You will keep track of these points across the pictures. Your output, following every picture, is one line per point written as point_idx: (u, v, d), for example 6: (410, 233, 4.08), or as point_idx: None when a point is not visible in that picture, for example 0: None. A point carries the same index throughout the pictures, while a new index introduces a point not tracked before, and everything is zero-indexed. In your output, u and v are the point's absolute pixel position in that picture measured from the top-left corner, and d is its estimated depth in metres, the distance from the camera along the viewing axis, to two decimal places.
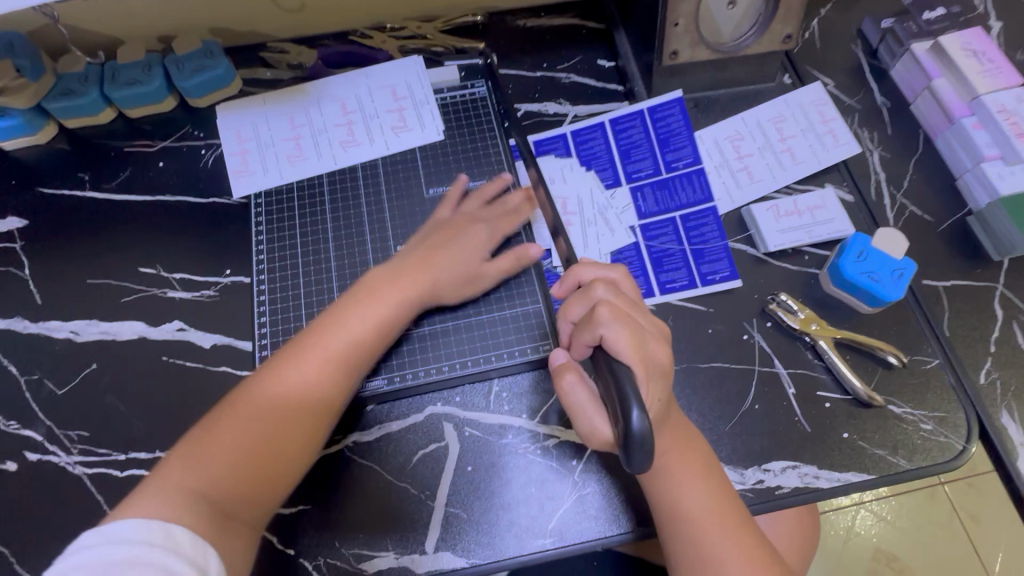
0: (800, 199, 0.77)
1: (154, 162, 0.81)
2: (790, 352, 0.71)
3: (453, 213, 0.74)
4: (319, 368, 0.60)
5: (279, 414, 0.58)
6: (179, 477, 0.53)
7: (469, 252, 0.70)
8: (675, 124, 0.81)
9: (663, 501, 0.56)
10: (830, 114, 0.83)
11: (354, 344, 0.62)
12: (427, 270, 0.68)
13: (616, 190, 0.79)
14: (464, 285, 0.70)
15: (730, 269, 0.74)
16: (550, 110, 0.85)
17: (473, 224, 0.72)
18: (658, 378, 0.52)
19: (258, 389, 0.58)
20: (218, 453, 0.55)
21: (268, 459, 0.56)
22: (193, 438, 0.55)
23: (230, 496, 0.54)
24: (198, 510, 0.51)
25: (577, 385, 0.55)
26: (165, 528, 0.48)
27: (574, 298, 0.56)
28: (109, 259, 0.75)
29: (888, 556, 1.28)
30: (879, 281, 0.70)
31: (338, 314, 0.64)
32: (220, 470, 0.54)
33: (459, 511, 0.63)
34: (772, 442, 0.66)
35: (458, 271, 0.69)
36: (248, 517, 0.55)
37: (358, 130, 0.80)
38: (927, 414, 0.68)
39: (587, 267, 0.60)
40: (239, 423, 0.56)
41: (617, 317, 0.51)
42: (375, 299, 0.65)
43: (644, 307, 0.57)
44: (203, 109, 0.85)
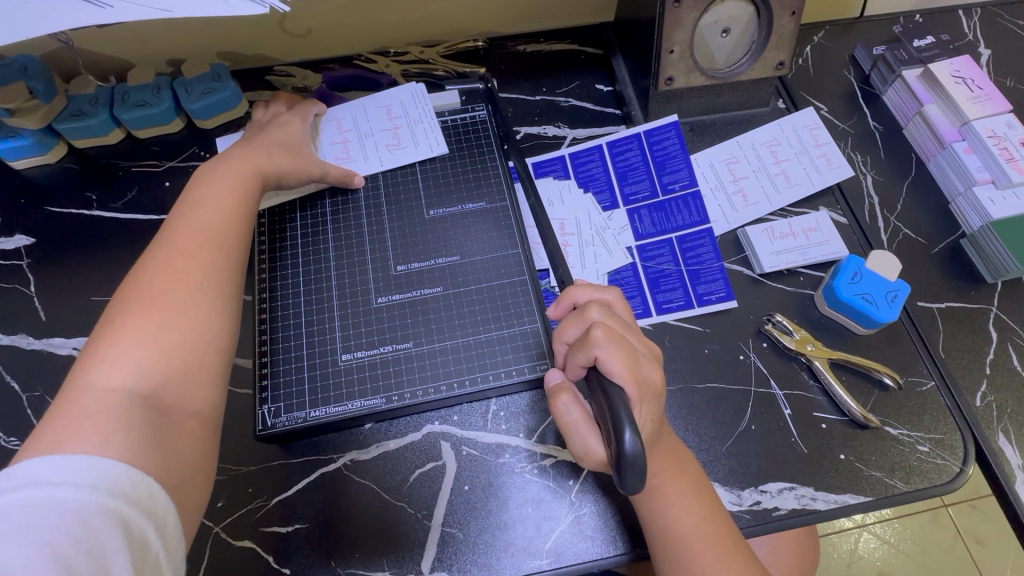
0: (795, 221, 0.78)
1: (161, 181, 0.83)
2: (786, 372, 0.71)
3: (262, 115, 0.78)
4: (204, 237, 0.58)
5: (176, 293, 0.53)
6: (96, 387, 0.46)
7: (287, 137, 0.75)
8: (671, 147, 0.82)
9: (655, 523, 0.56)
10: (823, 138, 0.85)
11: (230, 215, 0.62)
12: (249, 156, 0.68)
13: (613, 212, 0.80)
14: (295, 159, 0.73)
15: (726, 290, 0.75)
16: (549, 133, 0.87)
17: (276, 116, 0.78)
18: (651, 399, 0.52)
19: (143, 281, 0.53)
20: (126, 349, 0.49)
21: (195, 331, 0.52)
22: (90, 355, 0.49)
23: (167, 386, 0.49)
24: (134, 406, 0.46)
25: (571, 405, 0.55)
26: (102, 464, 0.41)
27: (570, 319, 0.57)
28: (113, 277, 0.77)
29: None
30: (873, 304, 0.70)
31: (190, 205, 0.61)
32: (137, 363, 0.48)
33: (455, 531, 0.63)
34: (768, 463, 0.67)
35: (281, 148, 0.72)
36: (194, 407, 0.51)
37: (353, 148, 0.81)
38: (923, 436, 0.68)
39: (583, 288, 0.61)
40: (141, 314, 0.51)
41: (612, 338, 0.52)
42: (214, 186, 0.63)
43: (637, 329, 0.57)
44: (210, 130, 0.87)
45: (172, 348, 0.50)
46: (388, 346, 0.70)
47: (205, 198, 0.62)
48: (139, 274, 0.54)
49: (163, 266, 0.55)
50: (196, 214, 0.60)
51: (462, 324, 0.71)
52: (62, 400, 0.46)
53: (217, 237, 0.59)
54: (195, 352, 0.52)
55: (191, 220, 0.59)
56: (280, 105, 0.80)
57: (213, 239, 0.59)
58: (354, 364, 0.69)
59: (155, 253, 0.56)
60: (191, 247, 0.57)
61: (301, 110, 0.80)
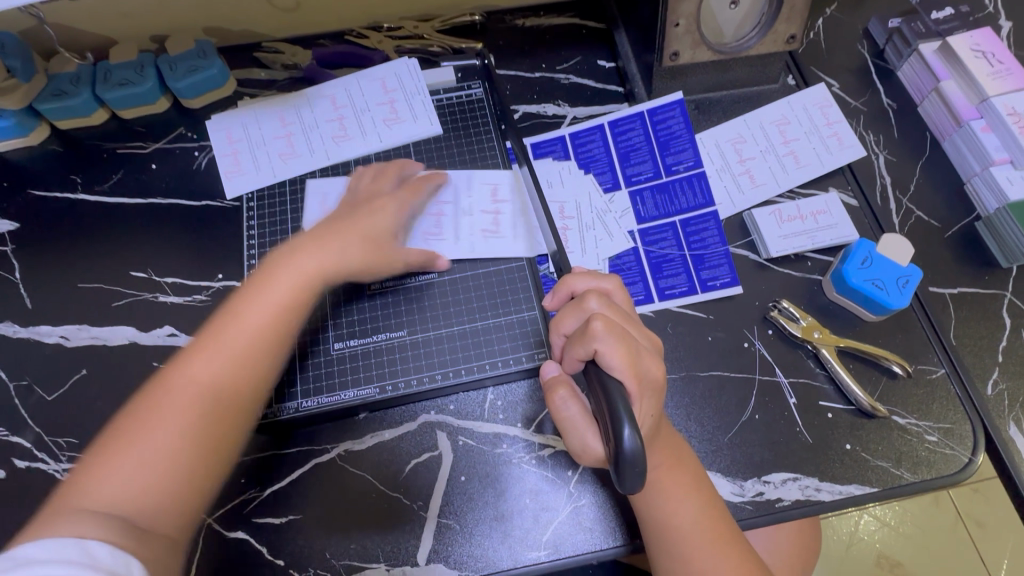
0: (803, 203, 0.76)
1: (146, 164, 0.80)
2: (791, 360, 0.69)
3: (364, 185, 0.71)
4: (246, 345, 0.56)
5: (208, 405, 0.53)
6: (95, 485, 0.47)
7: (383, 220, 0.67)
8: (676, 126, 0.80)
9: (653, 519, 0.54)
10: (833, 116, 0.81)
11: (266, 320, 0.57)
12: (323, 246, 0.62)
13: (615, 194, 0.78)
14: (370, 241, 0.65)
15: (730, 276, 0.73)
16: (549, 111, 0.83)
17: (375, 194, 0.69)
18: (649, 392, 0.50)
19: (179, 378, 0.53)
20: (135, 456, 0.49)
21: (204, 449, 0.51)
22: (106, 453, 0.49)
23: (152, 505, 0.48)
24: (122, 522, 0.45)
25: (569, 400, 0.53)
26: (93, 548, 0.41)
27: (567, 311, 0.55)
28: (99, 264, 0.74)
29: (891, 562, 1.26)
30: (884, 290, 0.68)
31: (243, 297, 0.58)
32: (139, 472, 0.48)
33: (451, 522, 0.62)
34: (772, 453, 0.65)
35: (363, 231, 0.65)
36: (174, 527, 0.48)
37: (446, 222, 0.73)
38: (932, 425, 0.66)
39: (581, 277, 0.58)
40: (161, 419, 0.51)
41: (612, 331, 0.50)
42: (270, 277, 0.60)
43: (637, 321, 0.55)
44: (197, 110, 0.83)
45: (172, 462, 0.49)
46: (383, 333, 0.68)
47: (257, 288, 0.59)
48: (179, 364, 0.54)
49: (203, 365, 0.54)
50: (247, 311, 0.57)
51: (458, 311, 0.70)
52: (65, 502, 0.46)
53: (263, 346, 0.56)
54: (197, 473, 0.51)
55: (239, 315, 0.57)
56: (387, 182, 0.71)
57: (257, 346, 0.56)
58: (347, 352, 0.68)
59: (204, 349, 0.55)
60: (234, 353, 0.55)
61: (405, 190, 0.71)
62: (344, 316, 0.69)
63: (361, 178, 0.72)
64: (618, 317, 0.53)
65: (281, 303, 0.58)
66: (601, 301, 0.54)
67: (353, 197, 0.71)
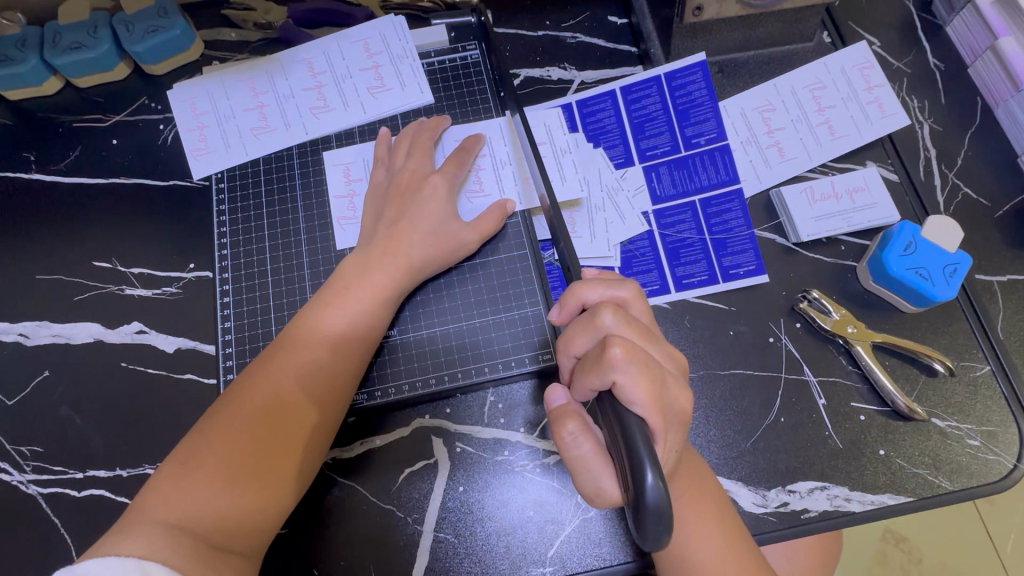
0: (839, 180, 0.67)
1: (106, 139, 0.72)
2: (821, 357, 0.63)
3: (404, 163, 0.65)
4: (325, 362, 0.55)
5: (286, 422, 0.52)
6: (172, 499, 0.46)
7: (437, 215, 0.62)
8: (697, 93, 0.71)
9: (669, 552, 0.49)
10: (876, 79, 0.72)
11: (344, 336, 0.56)
12: (388, 254, 0.60)
13: (628, 170, 0.70)
14: (440, 248, 0.62)
15: (756, 263, 0.66)
16: (553, 76, 0.74)
17: (420, 176, 0.63)
18: (671, 423, 0.45)
19: (257, 390, 0.52)
20: (213, 470, 0.48)
21: (276, 469, 0.50)
22: (179, 465, 0.48)
23: (226, 524, 0.47)
24: (187, 544, 0.44)
25: (580, 436, 0.46)
26: (152, 569, 0.40)
27: (579, 328, 0.48)
28: (58, 253, 0.67)
29: (897, 537, 1.03)
30: (929, 281, 0.61)
31: (321, 304, 0.58)
32: (217, 488, 0.47)
33: (448, 537, 0.57)
34: (798, 459, 0.60)
35: (427, 233, 0.61)
36: (245, 548, 0.48)
37: (486, 179, 0.67)
38: (974, 428, 0.60)
39: (592, 286, 0.50)
40: (237, 433, 0.50)
41: (633, 358, 0.43)
42: (344, 289, 0.58)
43: (656, 337, 0.49)
44: (160, 77, 0.74)
45: (240, 482, 0.48)
46: (433, 325, 0.63)
47: (330, 301, 0.58)
48: (256, 375, 0.53)
49: (279, 379, 0.53)
50: (323, 327, 0.56)
51: (454, 306, 0.64)
52: (135, 513, 0.46)
53: (340, 363, 0.55)
54: (272, 495, 0.50)
55: (316, 330, 0.56)
56: (425, 158, 0.65)
57: (334, 362, 0.55)
58: (392, 344, 0.62)
59: (281, 361, 0.54)
60: (313, 369, 0.54)
61: (449, 161, 0.64)
62: (409, 311, 0.63)
63: (398, 151, 0.66)
64: (637, 336, 0.46)
65: (357, 318, 0.57)
66: (617, 317, 0.46)
67: (391, 177, 0.65)
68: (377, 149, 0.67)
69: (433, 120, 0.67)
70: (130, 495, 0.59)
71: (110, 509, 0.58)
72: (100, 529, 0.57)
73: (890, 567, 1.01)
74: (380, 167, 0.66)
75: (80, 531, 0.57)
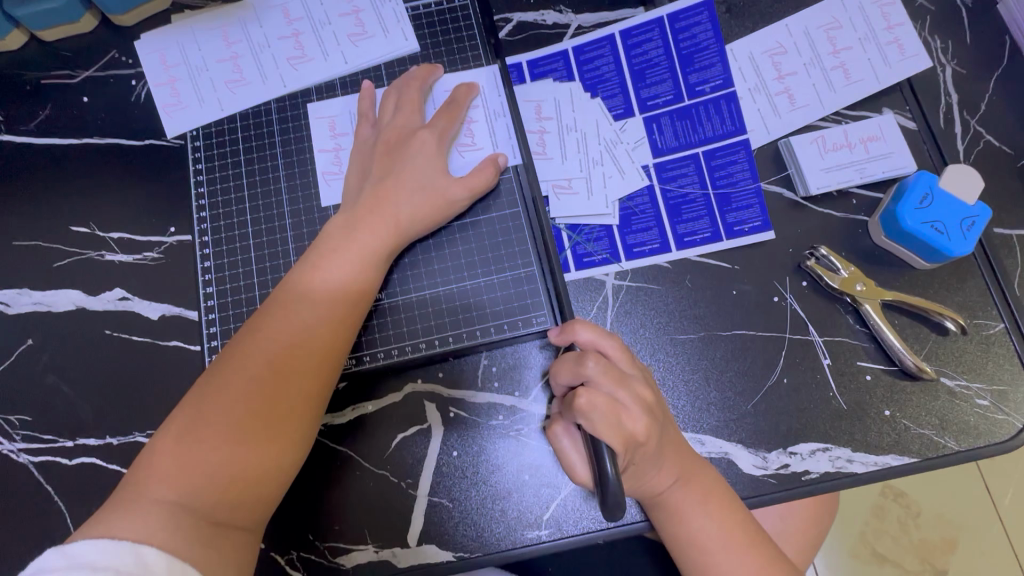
0: (852, 128, 0.63)
1: (76, 97, 0.67)
2: (828, 316, 0.60)
3: (392, 118, 0.61)
4: (314, 327, 0.52)
5: (279, 391, 0.50)
6: (166, 475, 0.45)
7: (426, 172, 0.59)
8: (702, 36, 0.66)
9: (663, 527, 0.52)
10: (897, 17, 0.67)
11: (333, 299, 0.54)
12: (378, 216, 0.57)
13: (627, 121, 0.66)
14: (429, 206, 0.59)
15: (761, 219, 0.63)
16: (548, 20, 0.68)
17: (409, 131, 0.60)
18: (637, 455, 0.47)
19: (246, 358, 0.50)
20: (207, 444, 0.46)
21: (272, 441, 0.49)
22: (171, 439, 0.47)
23: (225, 499, 0.46)
24: (185, 522, 0.43)
25: (563, 436, 0.53)
26: (146, 554, 0.39)
27: (562, 367, 0.49)
28: (34, 217, 0.65)
29: (896, 492, 1.03)
30: (946, 235, 0.58)
31: (309, 268, 0.55)
32: (212, 461, 0.46)
33: (443, 501, 0.57)
34: (800, 421, 0.58)
35: (416, 192, 0.58)
36: (247, 522, 0.47)
37: (479, 131, 0.63)
38: (985, 388, 0.58)
39: (585, 327, 0.50)
40: (229, 404, 0.48)
41: (597, 406, 0.45)
42: (329, 252, 0.56)
43: (639, 380, 0.49)
44: (128, 27, 0.68)
45: (237, 456, 0.47)
46: (423, 288, 0.61)
47: (315, 264, 0.55)
48: (244, 343, 0.51)
49: (268, 345, 0.51)
50: (310, 292, 0.54)
51: (444, 268, 0.61)
52: (127, 489, 0.45)
53: (332, 327, 0.53)
54: (270, 467, 0.48)
55: (303, 294, 0.54)
56: (414, 113, 0.61)
57: (324, 327, 0.53)
58: (382, 309, 0.60)
59: (269, 327, 0.52)
60: (302, 335, 0.52)
61: (439, 115, 0.61)
62: (398, 274, 0.61)
63: (385, 106, 0.62)
64: (612, 385, 0.47)
65: (348, 282, 0.55)
66: (597, 367, 0.47)
67: (377, 132, 0.61)
68: (360, 104, 0.63)
69: (425, 68, 0.63)
70: (122, 463, 0.58)
71: (103, 476, 0.58)
72: (95, 496, 0.57)
73: (886, 520, 1.02)
74: (363, 121, 0.63)
75: (74, 498, 0.57)
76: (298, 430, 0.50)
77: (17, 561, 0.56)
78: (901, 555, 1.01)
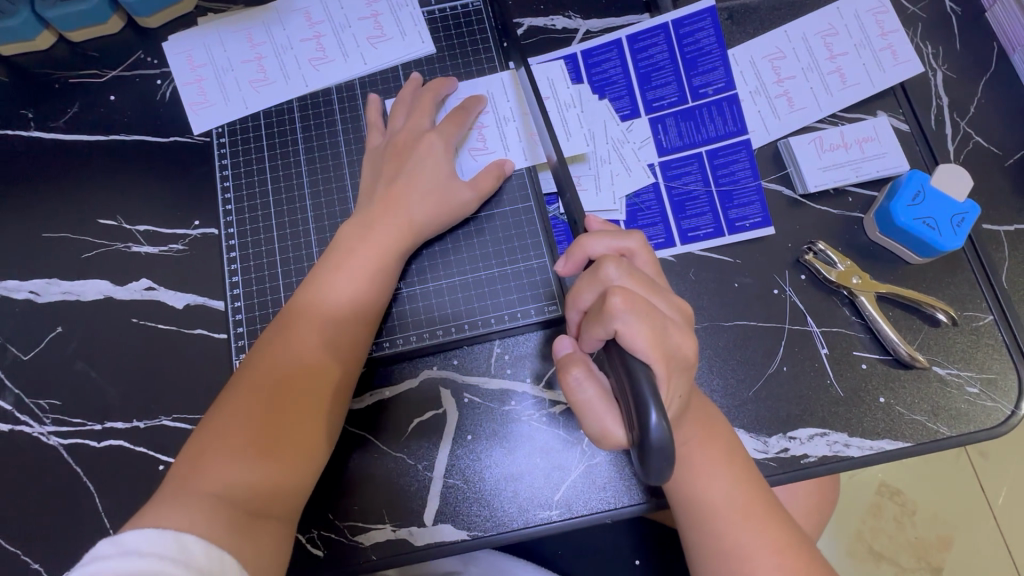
0: (848, 129, 0.66)
1: (104, 95, 0.70)
2: (825, 307, 0.63)
3: (402, 126, 0.64)
4: (336, 327, 0.55)
5: (311, 386, 0.53)
6: (204, 470, 0.47)
7: (432, 173, 0.62)
8: (705, 41, 0.69)
9: (679, 492, 0.51)
10: (890, 25, 0.70)
11: (353, 298, 0.57)
12: (394, 215, 0.60)
13: (634, 122, 0.69)
14: (436, 207, 0.61)
15: (762, 215, 0.65)
16: (558, 25, 0.71)
17: (418, 134, 0.63)
18: (676, 370, 0.45)
19: (272, 360, 0.53)
20: (243, 439, 0.49)
21: (306, 431, 0.52)
22: (212, 435, 0.49)
23: (263, 490, 0.48)
24: (226, 514, 0.46)
25: (585, 380, 0.47)
26: (186, 541, 0.42)
27: (586, 282, 0.47)
28: (62, 210, 0.67)
29: (892, 490, 1.05)
30: (936, 230, 0.61)
31: (329, 266, 0.58)
32: (250, 449, 0.49)
33: (457, 482, 0.59)
34: (799, 407, 0.61)
35: (426, 195, 0.61)
36: (282, 513, 0.50)
37: (490, 134, 0.66)
38: (974, 376, 0.61)
39: (599, 238, 0.50)
40: (263, 402, 0.51)
41: (633, 308, 0.43)
42: (349, 252, 0.58)
43: (664, 290, 0.48)
44: (155, 30, 0.71)
45: (272, 449, 0.49)
46: (450, 277, 0.63)
47: (337, 263, 0.58)
48: (272, 343, 0.54)
49: (293, 347, 0.54)
50: (336, 286, 0.57)
51: (460, 260, 0.64)
52: (168, 485, 0.47)
53: (356, 323, 0.56)
54: (305, 456, 0.51)
55: (328, 289, 0.56)
56: (424, 116, 0.64)
57: (350, 323, 0.56)
58: (400, 297, 0.63)
59: (298, 325, 0.55)
60: (325, 334, 0.55)
61: (447, 120, 0.64)
62: (416, 267, 0.63)
63: (396, 113, 0.65)
64: (642, 288, 0.46)
65: (370, 275, 0.58)
66: (620, 270, 0.46)
67: (387, 140, 0.64)
68: (369, 115, 0.66)
69: (438, 79, 0.66)
70: (148, 445, 0.61)
71: (129, 458, 0.60)
72: (123, 477, 0.60)
73: (882, 518, 1.05)
74: (374, 129, 0.66)
75: (101, 480, 0.60)
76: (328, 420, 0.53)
77: (45, 540, 0.59)
78: (897, 553, 1.03)
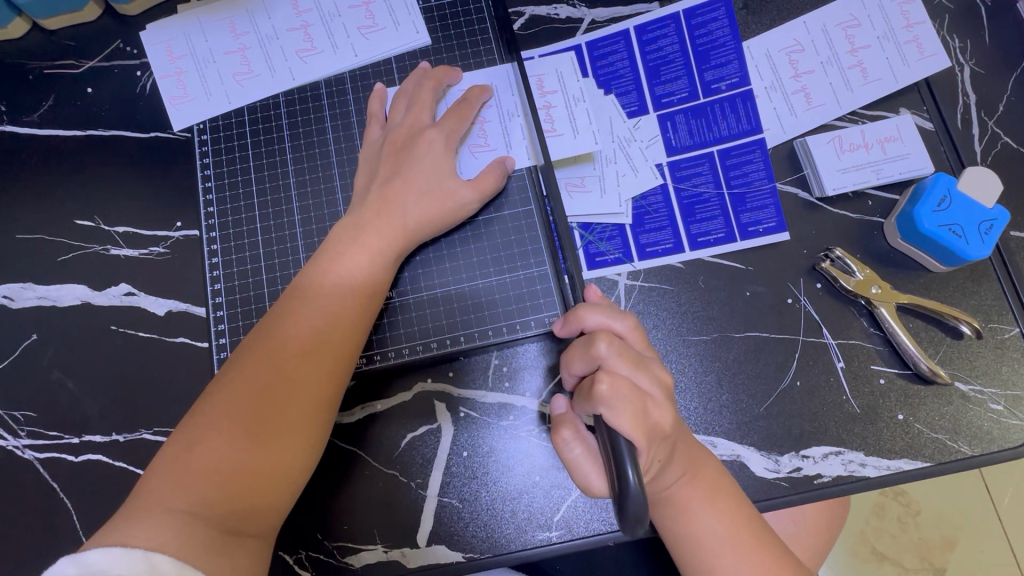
0: (869, 129, 0.62)
1: (80, 88, 0.66)
2: (842, 318, 0.60)
3: (400, 120, 0.60)
4: (324, 331, 0.52)
5: (293, 397, 0.49)
6: (177, 484, 0.44)
7: (433, 173, 0.58)
8: (718, 33, 0.65)
9: (667, 528, 0.51)
10: (916, 16, 0.65)
11: (343, 305, 0.53)
12: (387, 218, 0.56)
13: (641, 118, 0.65)
14: (436, 209, 0.57)
15: (776, 219, 0.62)
16: (561, 14, 0.67)
17: (417, 131, 0.59)
18: (658, 442, 0.46)
19: (255, 364, 0.50)
20: (219, 451, 0.46)
21: (287, 446, 0.48)
22: (185, 446, 0.46)
23: (239, 506, 0.45)
24: (199, 532, 0.43)
25: (573, 441, 0.50)
26: (159, 563, 0.39)
27: (575, 353, 0.49)
28: (36, 210, 0.64)
29: (897, 491, 1.03)
30: (964, 239, 0.57)
31: (317, 270, 0.54)
32: (226, 464, 0.46)
33: (452, 502, 0.56)
34: (813, 424, 0.58)
35: (423, 195, 0.57)
36: (260, 530, 0.47)
37: (492, 131, 0.62)
38: (998, 393, 0.58)
39: (594, 311, 0.50)
40: (240, 412, 0.47)
41: (619, 393, 0.44)
42: (339, 254, 0.55)
43: (653, 360, 0.49)
44: (134, 18, 0.67)
45: (251, 463, 0.46)
46: (440, 285, 0.60)
47: (326, 267, 0.54)
48: (253, 350, 0.51)
49: (275, 354, 0.50)
50: (322, 294, 0.53)
51: (456, 267, 0.60)
52: (138, 498, 0.44)
53: (342, 331, 0.53)
54: (285, 472, 0.48)
55: (314, 297, 0.53)
56: (424, 112, 0.60)
57: (336, 331, 0.52)
58: (392, 307, 0.59)
59: (281, 330, 0.51)
60: (311, 339, 0.51)
61: (449, 115, 0.60)
62: (409, 274, 0.60)
63: (397, 106, 0.61)
64: (629, 367, 0.47)
65: (360, 282, 0.54)
66: (611, 348, 0.47)
67: (385, 134, 0.61)
68: (371, 104, 0.62)
69: (442, 68, 0.62)
70: (127, 460, 0.58)
71: (108, 474, 0.57)
72: (101, 493, 0.57)
73: (886, 519, 1.02)
74: (374, 121, 0.62)
75: (78, 496, 0.57)
76: (311, 434, 0.50)
77: (19, 558, 0.56)
78: (901, 555, 1.01)
